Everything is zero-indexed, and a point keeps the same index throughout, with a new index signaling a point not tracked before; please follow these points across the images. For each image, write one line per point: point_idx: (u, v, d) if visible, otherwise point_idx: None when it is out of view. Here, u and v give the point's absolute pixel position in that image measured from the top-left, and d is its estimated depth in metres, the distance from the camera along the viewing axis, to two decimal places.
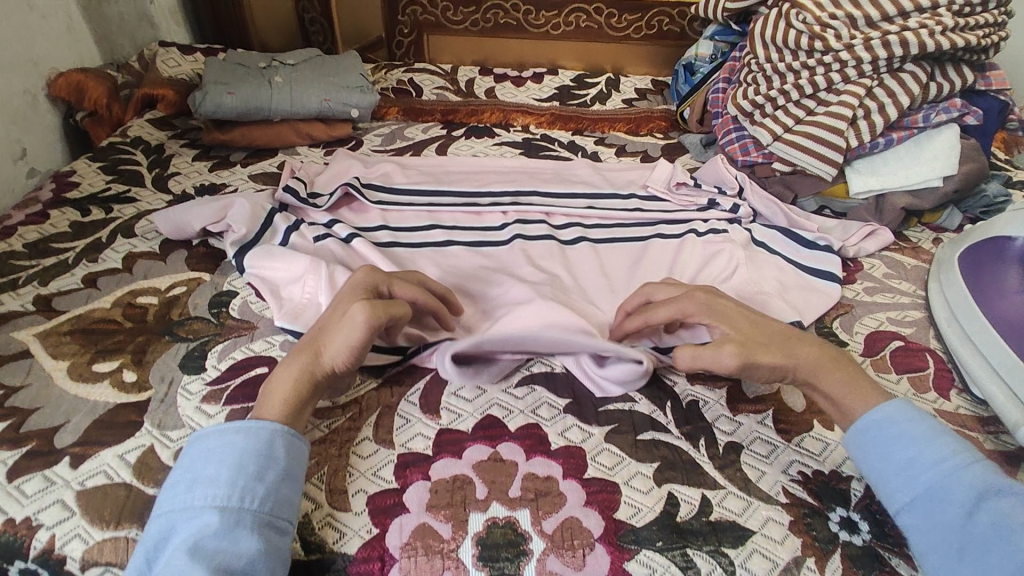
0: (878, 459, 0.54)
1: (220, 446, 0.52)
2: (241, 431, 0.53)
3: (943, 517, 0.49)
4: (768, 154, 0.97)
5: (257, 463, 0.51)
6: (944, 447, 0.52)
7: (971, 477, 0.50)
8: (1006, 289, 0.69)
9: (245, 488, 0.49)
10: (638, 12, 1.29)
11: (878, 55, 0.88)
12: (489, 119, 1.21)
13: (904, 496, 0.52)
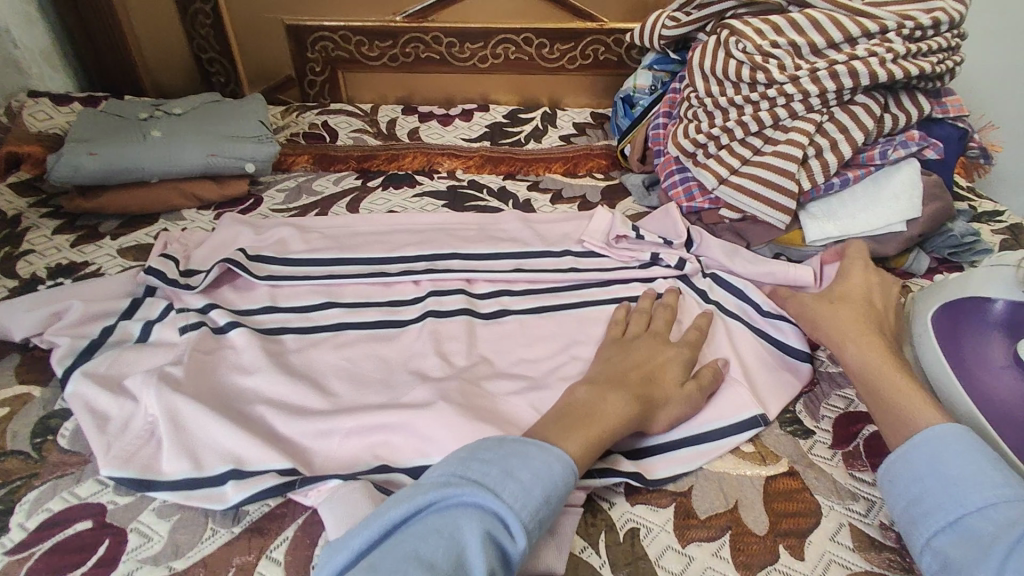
0: (911, 485, 0.50)
1: (553, 467, 0.47)
2: (563, 463, 0.48)
3: (968, 551, 0.44)
4: (714, 199, 0.87)
5: (559, 500, 0.47)
6: (990, 479, 0.47)
7: (1014, 514, 0.44)
8: (991, 364, 0.59)
9: (536, 517, 0.45)
10: (571, 41, 1.19)
11: (826, 87, 0.79)
12: (410, 165, 1.09)
13: (936, 523, 0.47)
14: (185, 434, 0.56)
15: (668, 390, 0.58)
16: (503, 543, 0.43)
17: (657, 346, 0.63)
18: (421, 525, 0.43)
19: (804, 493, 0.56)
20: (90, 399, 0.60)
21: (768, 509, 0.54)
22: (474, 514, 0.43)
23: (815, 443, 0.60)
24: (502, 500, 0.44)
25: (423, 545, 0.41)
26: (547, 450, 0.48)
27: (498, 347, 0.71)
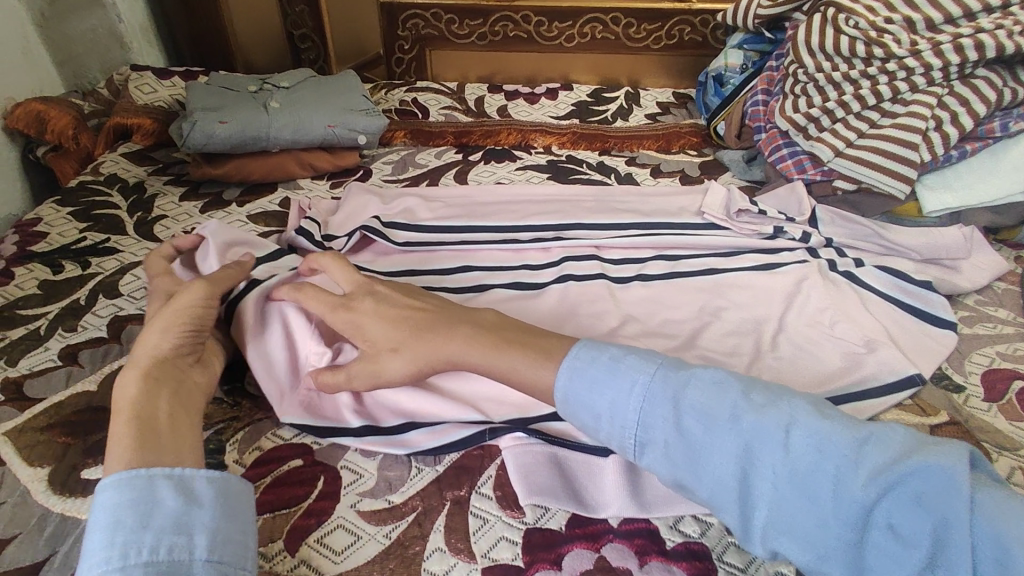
0: (584, 415, 0.49)
1: (96, 512, 0.41)
2: (109, 486, 0.42)
3: (669, 441, 0.45)
4: (827, 171, 0.89)
5: (146, 504, 0.41)
6: (619, 389, 0.47)
7: (671, 396, 0.46)
8: None
9: (132, 546, 0.40)
10: (657, 21, 1.21)
11: (949, 60, 0.81)
12: (507, 140, 1.11)
13: (630, 445, 0.47)
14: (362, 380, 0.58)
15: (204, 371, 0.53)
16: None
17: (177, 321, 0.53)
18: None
19: (971, 440, 0.58)
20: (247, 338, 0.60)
21: None
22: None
23: (969, 397, 0.63)
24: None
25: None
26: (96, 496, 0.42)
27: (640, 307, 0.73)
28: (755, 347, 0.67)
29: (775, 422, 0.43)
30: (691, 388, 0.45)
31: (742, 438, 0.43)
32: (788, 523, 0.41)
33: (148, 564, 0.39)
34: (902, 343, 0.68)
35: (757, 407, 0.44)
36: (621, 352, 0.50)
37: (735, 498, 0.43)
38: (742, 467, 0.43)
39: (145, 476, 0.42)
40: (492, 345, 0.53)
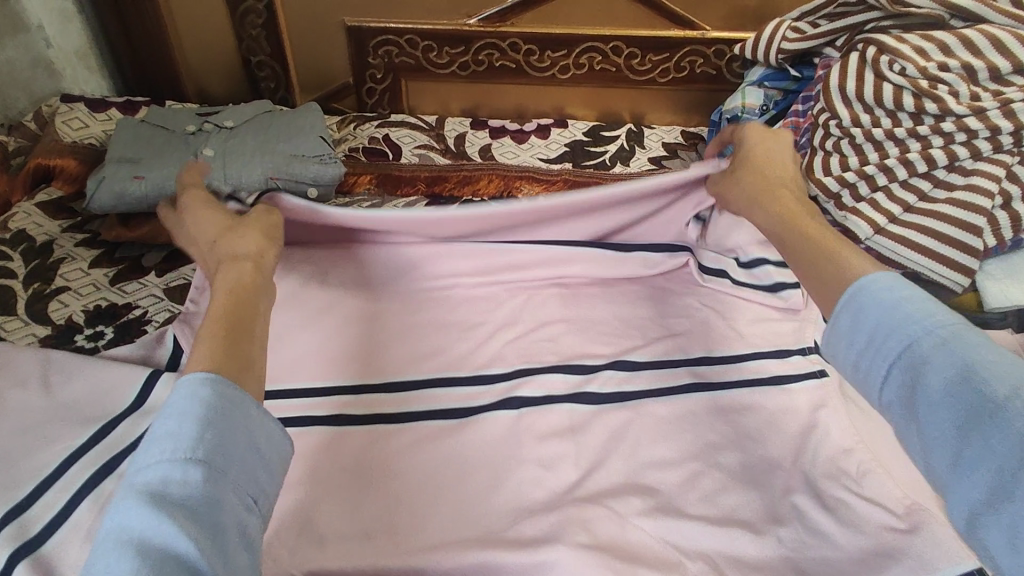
0: (847, 350, 0.45)
1: (182, 400, 0.40)
2: (204, 383, 0.40)
3: (918, 390, 0.40)
4: (863, 249, 0.73)
5: (238, 410, 0.41)
6: (907, 317, 0.42)
7: (940, 339, 0.41)
8: None
9: (212, 442, 0.38)
10: (665, 52, 1.06)
11: (1021, 123, 0.66)
12: (486, 189, 0.96)
13: (878, 375, 0.43)
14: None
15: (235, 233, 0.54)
16: (184, 494, 0.36)
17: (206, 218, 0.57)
18: (111, 538, 0.35)
19: None
20: (29, 526, 0.49)
21: None
22: (132, 497, 0.36)
23: None
24: (158, 464, 0.37)
25: (135, 554, 0.33)
26: (183, 381, 0.41)
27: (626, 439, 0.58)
28: (770, 507, 0.52)
29: (1000, 384, 0.38)
30: (961, 350, 0.39)
31: (958, 404, 0.38)
32: (971, 496, 0.37)
33: (217, 478, 0.38)
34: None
35: (986, 367, 0.38)
36: (924, 295, 0.44)
37: (945, 456, 0.38)
38: (942, 427, 0.39)
39: (241, 396, 0.41)
40: (804, 251, 0.51)
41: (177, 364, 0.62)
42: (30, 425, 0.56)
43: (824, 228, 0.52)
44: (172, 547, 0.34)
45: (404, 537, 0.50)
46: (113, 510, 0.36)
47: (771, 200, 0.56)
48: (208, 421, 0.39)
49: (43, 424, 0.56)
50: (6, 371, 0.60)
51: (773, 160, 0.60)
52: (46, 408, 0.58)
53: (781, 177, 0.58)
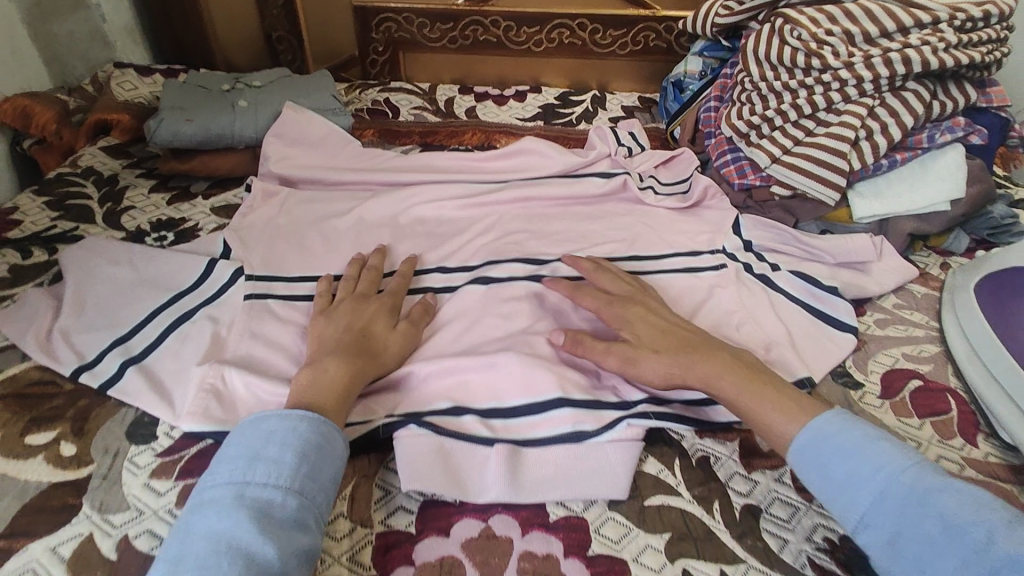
0: (821, 489, 0.51)
1: (286, 433, 0.50)
2: (307, 421, 0.52)
3: (901, 534, 0.46)
4: (766, 177, 0.92)
5: (323, 449, 0.51)
6: (871, 465, 0.48)
7: (907, 488, 0.47)
8: None
9: (306, 473, 0.49)
10: (623, 28, 1.24)
11: (879, 73, 0.84)
12: (470, 140, 1.15)
13: (851, 519, 0.48)
14: (238, 400, 0.61)
15: (383, 337, 0.64)
16: (284, 515, 0.46)
17: (360, 303, 0.68)
18: (204, 540, 0.43)
19: None
20: (129, 352, 0.67)
21: None
22: (241, 508, 0.45)
23: (864, 394, 0.68)
24: (261, 486, 0.47)
25: (234, 552, 0.42)
26: (285, 414, 0.52)
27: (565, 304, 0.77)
28: None
29: (977, 523, 0.44)
30: (943, 493, 0.45)
31: (941, 533, 0.44)
32: None
33: (305, 500, 0.48)
34: (804, 350, 0.71)
35: (948, 511, 0.45)
36: (875, 431, 0.51)
37: None
38: (934, 562, 0.44)
39: (334, 430, 0.53)
40: (745, 377, 0.57)
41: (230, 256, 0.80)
42: (122, 289, 0.74)
43: (759, 378, 0.57)
44: (267, 560, 0.42)
45: None
46: (213, 513, 0.45)
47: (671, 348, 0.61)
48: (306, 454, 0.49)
49: (132, 290, 0.74)
50: (102, 253, 0.78)
51: (661, 315, 0.66)
52: (134, 278, 0.76)
53: (693, 335, 0.63)
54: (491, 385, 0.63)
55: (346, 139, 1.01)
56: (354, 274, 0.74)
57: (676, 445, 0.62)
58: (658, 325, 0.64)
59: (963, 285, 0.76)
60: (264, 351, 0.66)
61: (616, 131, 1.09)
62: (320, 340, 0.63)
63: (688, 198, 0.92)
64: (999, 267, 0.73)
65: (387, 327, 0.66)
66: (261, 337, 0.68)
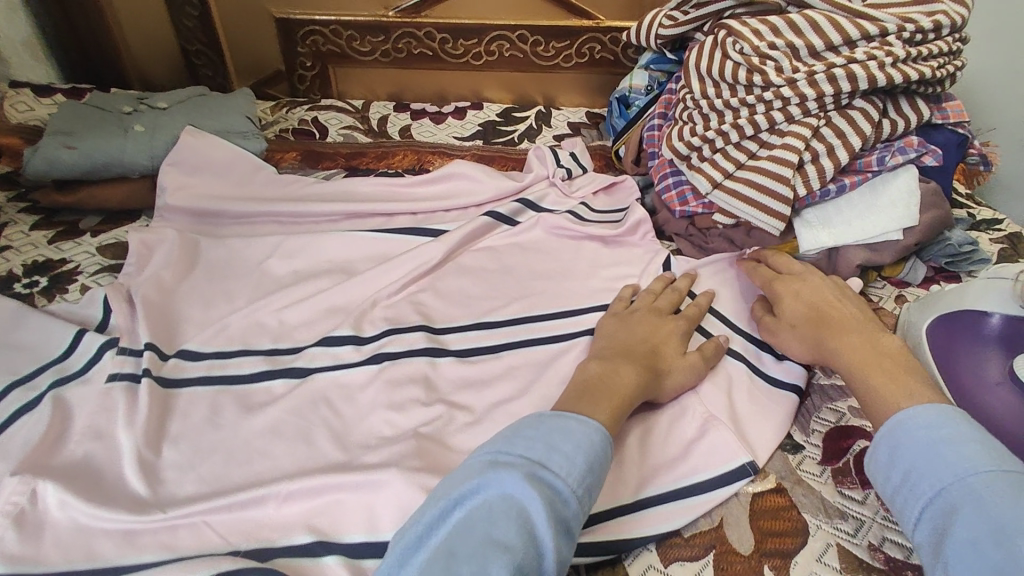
0: (884, 484, 0.49)
1: (588, 439, 0.49)
2: (597, 432, 0.50)
3: (947, 537, 0.43)
4: (708, 203, 0.86)
5: (599, 463, 0.48)
6: (941, 461, 0.45)
7: (969, 488, 0.43)
8: (986, 380, 0.57)
9: (588, 479, 0.47)
10: (566, 40, 1.17)
11: (823, 91, 0.77)
12: (400, 162, 1.06)
13: (909, 515, 0.46)
14: (52, 524, 0.52)
15: (671, 362, 0.61)
16: (566, 516, 0.45)
17: (661, 320, 0.66)
18: (485, 503, 0.44)
19: (788, 513, 0.55)
20: None
21: (754, 528, 0.54)
22: (535, 487, 0.44)
23: (803, 459, 0.59)
24: (553, 476, 0.46)
25: (492, 525, 0.43)
26: (589, 422, 0.50)
27: (475, 358, 0.70)
28: None
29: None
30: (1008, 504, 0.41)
31: (987, 533, 0.41)
32: None
33: (572, 510, 0.46)
34: (744, 419, 0.61)
35: (1007, 516, 0.40)
36: (969, 429, 0.47)
37: None
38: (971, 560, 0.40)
39: (608, 442, 0.50)
40: (881, 371, 0.55)
41: (106, 325, 0.70)
42: None
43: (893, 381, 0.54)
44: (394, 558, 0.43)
45: (277, 434, 0.61)
46: (498, 473, 0.45)
47: (852, 336, 0.60)
48: (592, 464, 0.47)
49: None
50: None
51: (825, 302, 0.64)
52: None
53: (850, 315, 0.62)
54: (371, 508, 0.54)
55: (255, 165, 0.92)
56: (659, 291, 0.72)
57: (588, 570, 0.52)
58: (821, 293, 0.65)
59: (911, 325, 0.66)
60: (108, 455, 0.58)
61: (556, 151, 1.01)
62: (618, 345, 0.63)
63: (621, 227, 0.87)
64: (947, 307, 0.62)
65: (678, 353, 0.63)
66: (109, 434, 0.59)
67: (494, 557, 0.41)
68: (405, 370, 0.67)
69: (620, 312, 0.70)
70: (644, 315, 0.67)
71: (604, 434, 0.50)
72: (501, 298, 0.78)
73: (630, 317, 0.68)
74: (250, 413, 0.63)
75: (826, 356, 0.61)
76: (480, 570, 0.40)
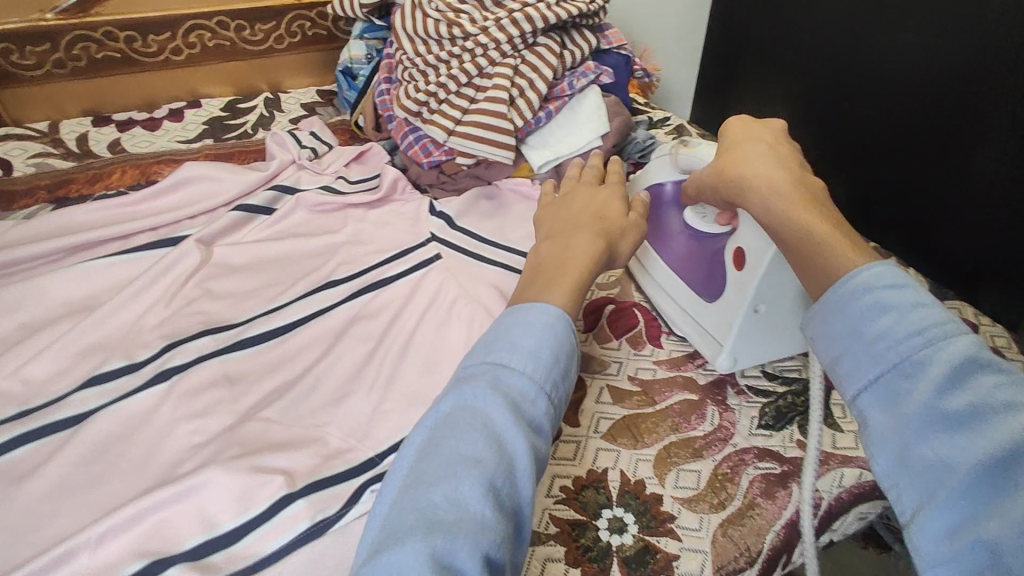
0: (836, 351, 0.45)
1: (542, 331, 0.51)
2: (556, 319, 0.52)
3: (905, 406, 0.40)
4: (448, 150, 0.94)
5: (563, 356, 0.50)
6: (899, 323, 0.42)
7: (935, 352, 0.39)
8: (672, 232, 0.72)
9: (557, 374, 0.49)
10: (272, 21, 1.14)
11: (511, 33, 0.89)
12: (120, 180, 0.95)
13: (864, 377, 0.42)
14: None
15: (620, 222, 0.66)
16: (533, 414, 0.47)
17: (592, 192, 0.70)
18: (447, 417, 0.46)
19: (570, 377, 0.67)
20: None
21: None
22: (496, 394, 0.46)
23: None
24: (515, 375, 0.48)
25: (458, 441, 0.44)
26: (541, 308, 0.52)
27: (270, 344, 0.69)
28: (387, 352, 0.69)
29: (1000, 406, 0.36)
30: (974, 367, 0.38)
31: (951, 396, 0.38)
32: (948, 506, 0.36)
33: (541, 407, 0.48)
34: None
35: (972, 371, 0.38)
36: (923, 292, 0.43)
37: (929, 468, 0.38)
38: (939, 429, 0.38)
39: (567, 333, 0.52)
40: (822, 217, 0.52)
41: None
42: None
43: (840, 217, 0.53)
44: (377, 506, 0.44)
45: (62, 493, 0.55)
46: (460, 388, 0.47)
47: (777, 173, 0.56)
48: (557, 354, 0.50)
49: None
50: None
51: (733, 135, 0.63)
52: None
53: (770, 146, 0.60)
54: (198, 515, 0.53)
55: None
56: (581, 175, 0.75)
57: None
58: (751, 134, 0.61)
59: None
60: None
61: (295, 134, 1.00)
62: (562, 227, 0.66)
63: (380, 191, 0.91)
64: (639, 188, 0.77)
65: (625, 211, 0.67)
66: None
67: (466, 473, 0.42)
68: (194, 380, 0.64)
69: (553, 204, 0.72)
70: (567, 199, 0.70)
71: (556, 316, 0.52)
72: (280, 284, 0.78)
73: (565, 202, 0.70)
74: (19, 484, 0.55)
75: (749, 206, 0.57)
76: (450, 491, 0.41)
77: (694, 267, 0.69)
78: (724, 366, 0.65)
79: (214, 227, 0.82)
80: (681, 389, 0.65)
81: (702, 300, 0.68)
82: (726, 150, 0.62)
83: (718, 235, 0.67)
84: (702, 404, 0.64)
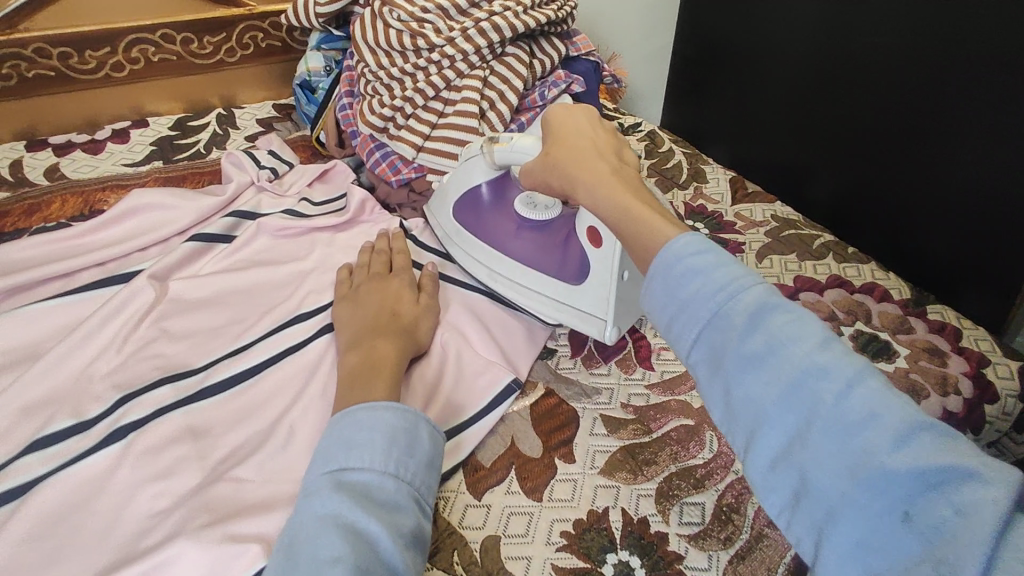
0: (663, 313, 0.42)
1: (373, 419, 0.51)
2: (389, 409, 0.52)
3: (722, 359, 0.39)
4: (418, 167, 0.90)
5: (411, 433, 0.51)
6: (709, 283, 0.40)
7: (742, 307, 0.39)
8: (509, 232, 0.73)
9: (404, 454, 0.50)
10: (220, 33, 1.07)
11: (478, 44, 0.86)
12: (60, 211, 0.88)
13: (688, 336, 0.41)
14: None
15: (412, 313, 0.66)
16: (386, 496, 0.47)
17: (380, 285, 0.69)
18: (301, 529, 0.45)
19: (560, 408, 0.64)
20: None
21: (539, 432, 0.61)
22: (342, 493, 0.46)
23: (559, 359, 0.69)
24: (357, 471, 0.48)
25: (318, 546, 0.43)
26: (370, 403, 0.52)
27: (237, 390, 0.64)
28: None
29: (802, 347, 0.37)
30: (772, 313, 0.39)
31: (762, 347, 0.38)
32: (771, 444, 0.37)
33: (397, 489, 0.48)
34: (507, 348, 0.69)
35: (772, 319, 0.38)
36: (727, 253, 0.42)
37: (750, 417, 0.38)
38: (760, 383, 0.38)
39: (412, 415, 0.52)
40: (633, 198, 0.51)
41: None
42: None
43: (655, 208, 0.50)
44: None
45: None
46: (306, 503, 0.46)
47: (600, 170, 0.56)
48: (394, 434, 0.50)
49: None
50: None
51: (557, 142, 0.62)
52: None
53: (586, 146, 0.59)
54: None
55: None
56: (369, 260, 0.74)
57: None
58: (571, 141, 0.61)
59: (447, 226, 0.78)
60: None
61: (252, 154, 0.94)
62: (354, 326, 0.64)
63: (347, 212, 0.86)
64: (459, 191, 0.77)
65: (412, 301, 0.68)
66: None
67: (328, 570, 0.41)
68: (152, 438, 0.58)
69: (347, 298, 0.69)
70: (363, 290, 0.69)
71: (386, 403, 0.52)
72: (244, 321, 0.72)
73: (360, 295, 0.69)
74: None
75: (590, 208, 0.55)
76: None
77: (542, 252, 0.71)
78: (610, 332, 0.66)
79: (169, 261, 0.76)
80: (676, 414, 0.63)
81: (570, 284, 0.67)
82: (554, 152, 0.61)
83: (551, 219, 0.73)
84: (699, 430, 0.62)
